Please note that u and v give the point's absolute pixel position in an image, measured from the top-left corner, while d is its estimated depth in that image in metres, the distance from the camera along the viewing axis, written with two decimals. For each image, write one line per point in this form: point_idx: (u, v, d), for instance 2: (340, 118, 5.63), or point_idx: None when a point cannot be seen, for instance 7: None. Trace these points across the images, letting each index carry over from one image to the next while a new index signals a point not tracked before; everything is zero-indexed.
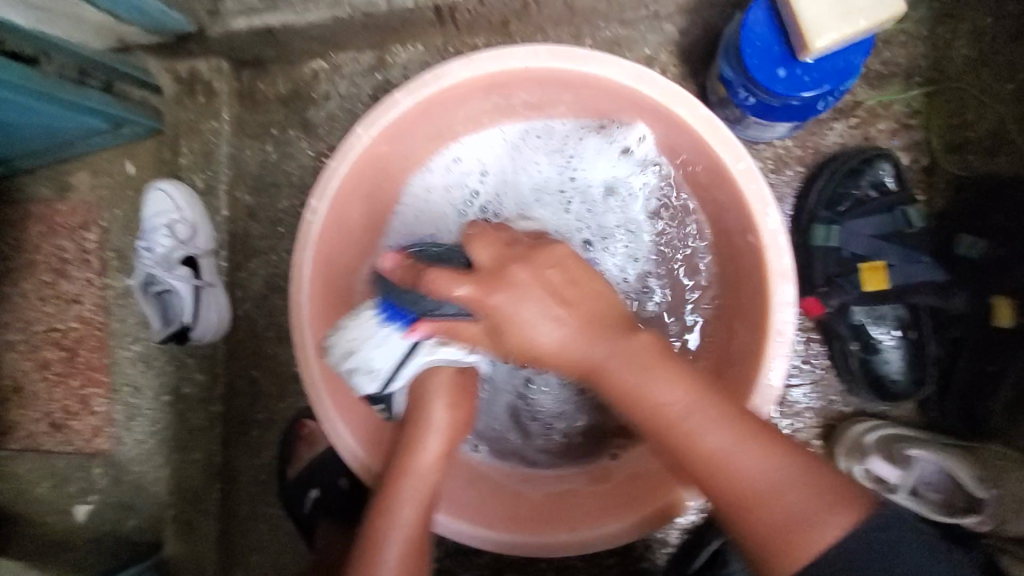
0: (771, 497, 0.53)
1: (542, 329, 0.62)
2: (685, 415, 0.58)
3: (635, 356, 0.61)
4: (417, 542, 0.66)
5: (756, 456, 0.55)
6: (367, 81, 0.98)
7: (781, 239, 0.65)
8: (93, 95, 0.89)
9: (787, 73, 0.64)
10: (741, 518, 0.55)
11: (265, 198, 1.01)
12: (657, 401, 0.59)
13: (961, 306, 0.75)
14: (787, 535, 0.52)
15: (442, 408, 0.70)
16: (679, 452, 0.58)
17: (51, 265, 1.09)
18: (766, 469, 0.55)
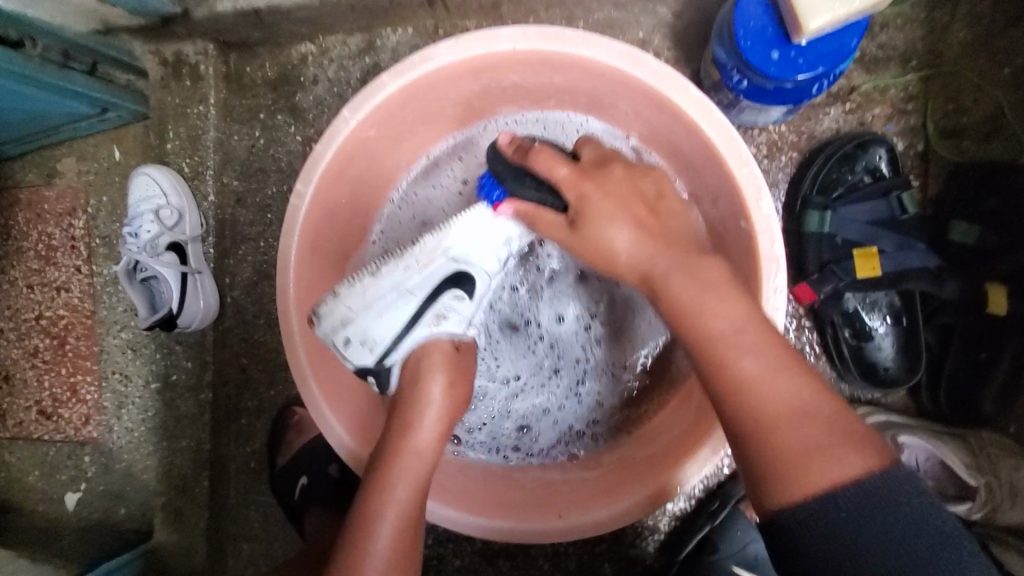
0: (800, 420, 0.51)
1: (617, 233, 0.61)
2: (735, 331, 0.55)
3: (698, 273, 0.57)
4: (407, 526, 0.65)
5: (793, 382, 0.52)
6: (356, 64, 0.96)
7: (773, 224, 0.64)
8: (78, 78, 0.88)
9: (781, 55, 0.63)
10: (760, 440, 0.52)
11: (253, 184, 0.99)
12: (708, 321, 0.55)
13: (953, 294, 0.74)
14: (802, 463, 0.50)
15: (440, 384, 0.69)
16: (711, 369, 0.55)
17: (38, 252, 1.08)
18: (797, 398, 0.52)
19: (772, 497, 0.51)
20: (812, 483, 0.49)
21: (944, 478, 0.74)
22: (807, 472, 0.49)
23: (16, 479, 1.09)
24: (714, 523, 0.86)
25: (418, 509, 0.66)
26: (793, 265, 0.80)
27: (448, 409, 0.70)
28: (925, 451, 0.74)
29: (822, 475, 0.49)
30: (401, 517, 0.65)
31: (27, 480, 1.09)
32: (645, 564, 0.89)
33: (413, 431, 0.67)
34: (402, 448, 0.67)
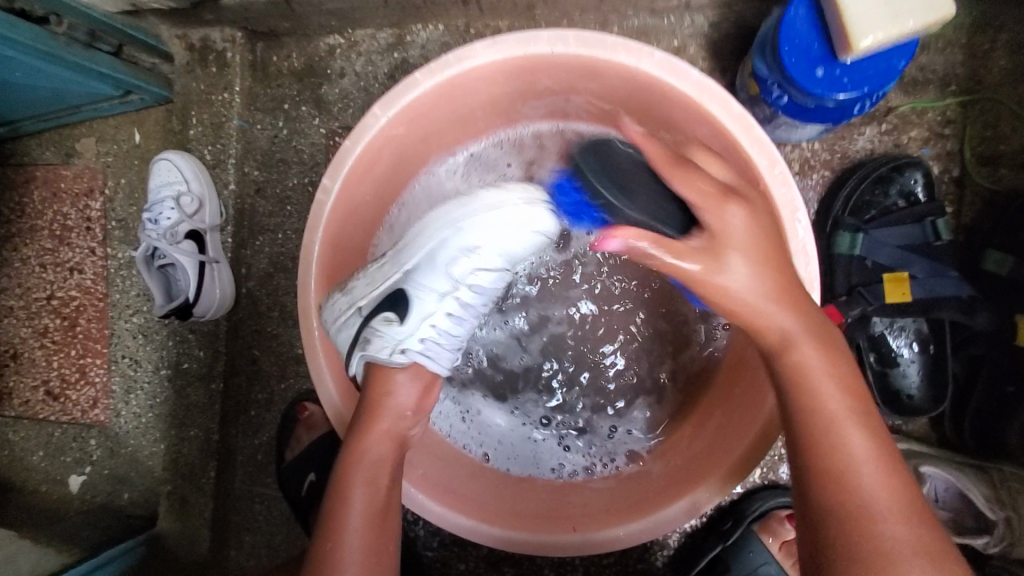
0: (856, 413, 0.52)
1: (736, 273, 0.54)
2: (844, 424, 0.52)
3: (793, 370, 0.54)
4: (375, 528, 0.63)
5: (902, 520, 0.47)
6: (384, 59, 0.95)
7: (810, 248, 0.62)
8: (104, 60, 0.87)
9: (826, 74, 0.62)
10: (828, 515, 0.49)
11: (274, 175, 0.98)
12: (849, 441, 0.51)
13: (984, 325, 0.72)
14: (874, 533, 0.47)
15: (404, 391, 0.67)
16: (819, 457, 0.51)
17: (53, 231, 1.07)
18: (908, 532, 0.47)
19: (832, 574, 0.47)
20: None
21: (962, 509, 0.73)
22: (883, 563, 0.46)
23: (20, 458, 1.09)
24: (726, 544, 0.84)
25: (388, 514, 0.64)
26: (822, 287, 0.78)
27: (415, 411, 0.68)
28: (945, 482, 0.73)
29: (880, 548, 0.47)
30: (368, 513, 0.62)
31: (32, 459, 1.08)
32: None
33: (376, 428, 0.65)
34: (370, 448, 0.64)
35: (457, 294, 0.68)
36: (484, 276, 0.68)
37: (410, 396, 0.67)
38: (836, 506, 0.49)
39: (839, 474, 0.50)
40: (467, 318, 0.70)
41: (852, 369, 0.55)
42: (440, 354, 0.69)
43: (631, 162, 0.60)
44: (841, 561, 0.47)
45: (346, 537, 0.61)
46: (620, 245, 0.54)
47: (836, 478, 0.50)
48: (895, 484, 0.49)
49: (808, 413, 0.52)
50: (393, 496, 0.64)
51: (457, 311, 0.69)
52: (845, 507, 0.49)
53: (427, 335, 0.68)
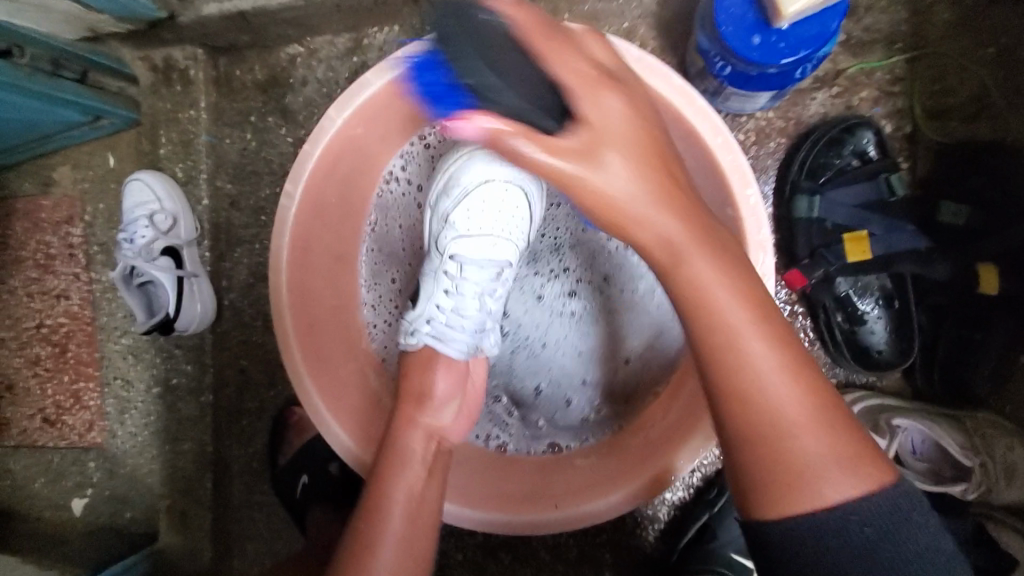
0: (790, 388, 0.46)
1: (611, 169, 0.46)
2: (755, 346, 0.47)
3: (724, 263, 0.49)
4: (415, 521, 0.60)
5: (803, 411, 0.46)
6: (344, 64, 0.97)
7: (761, 212, 0.63)
8: (69, 86, 0.89)
9: (763, 41, 0.63)
10: (749, 450, 0.47)
11: (246, 186, 1.00)
12: (746, 354, 0.47)
13: (943, 274, 0.74)
14: (807, 472, 0.45)
15: (440, 375, 0.68)
16: (746, 411, 0.47)
17: (36, 261, 1.09)
18: (821, 444, 0.46)
19: (760, 506, 0.47)
20: (803, 502, 0.45)
21: (938, 458, 0.74)
22: (811, 482, 0.45)
23: (23, 486, 1.10)
24: (713, 511, 0.86)
25: (432, 508, 0.62)
26: (785, 252, 0.80)
27: (451, 398, 0.68)
28: (919, 433, 0.74)
29: (817, 494, 0.45)
30: (409, 508, 0.60)
31: (34, 487, 1.10)
32: (644, 553, 0.90)
33: (417, 421, 0.65)
34: (410, 445, 0.64)
35: (448, 270, 0.70)
36: (474, 251, 0.70)
37: (446, 386, 0.68)
38: (743, 438, 0.47)
39: (741, 401, 0.47)
40: (479, 297, 0.70)
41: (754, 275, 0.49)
42: (452, 328, 0.69)
43: (496, 44, 0.45)
44: (784, 491, 0.45)
45: (384, 537, 0.58)
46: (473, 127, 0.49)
47: (740, 406, 0.46)
48: (811, 395, 0.46)
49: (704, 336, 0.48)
50: (434, 494, 0.63)
51: (462, 286, 0.70)
52: (755, 433, 0.46)
53: (433, 317, 0.70)
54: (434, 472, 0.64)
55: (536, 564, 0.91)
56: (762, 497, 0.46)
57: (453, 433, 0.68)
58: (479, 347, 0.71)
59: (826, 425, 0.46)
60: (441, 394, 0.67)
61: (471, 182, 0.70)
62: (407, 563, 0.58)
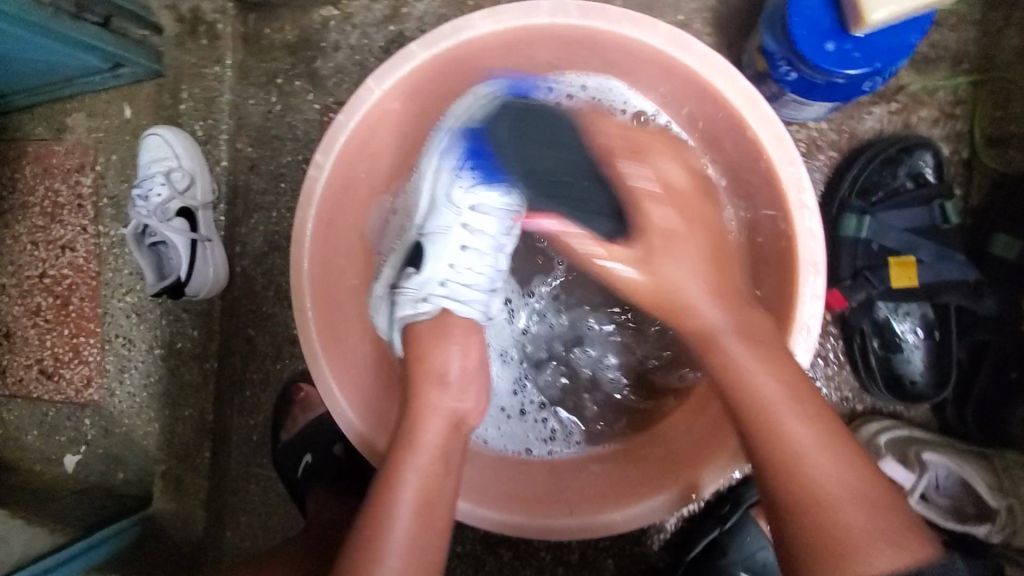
0: (814, 438, 0.51)
1: (695, 292, 0.57)
2: (778, 400, 0.52)
3: (753, 328, 0.56)
4: (425, 520, 0.56)
5: (802, 419, 0.51)
6: (380, 33, 0.93)
7: (817, 232, 0.60)
8: (94, 32, 0.84)
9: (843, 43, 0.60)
10: (783, 484, 0.50)
11: (267, 151, 0.97)
12: (756, 385, 0.53)
13: (990, 310, 0.71)
14: (844, 539, 0.46)
15: (457, 356, 0.64)
16: (766, 443, 0.52)
17: (43, 209, 1.05)
18: (866, 516, 0.47)
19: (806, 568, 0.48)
20: (847, 574, 0.46)
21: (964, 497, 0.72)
22: (853, 553, 0.46)
23: (16, 438, 1.07)
24: (724, 528, 0.84)
25: (445, 496, 0.58)
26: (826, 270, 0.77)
27: (470, 382, 0.64)
28: (948, 470, 0.71)
29: (857, 568, 0.45)
30: (428, 498, 0.57)
31: (27, 439, 1.07)
32: (647, 561, 0.89)
33: (432, 406, 0.61)
34: (418, 432, 0.59)
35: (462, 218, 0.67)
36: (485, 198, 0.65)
37: (463, 366, 0.64)
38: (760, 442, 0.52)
39: (766, 415, 0.52)
40: (492, 253, 0.68)
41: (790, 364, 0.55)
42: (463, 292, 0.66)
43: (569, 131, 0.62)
44: (823, 557, 0.47)
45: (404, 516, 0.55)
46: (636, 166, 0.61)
47: (777, 475, 0.51)
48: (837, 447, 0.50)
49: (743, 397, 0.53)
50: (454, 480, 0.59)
51: (475, 244, 0.67)
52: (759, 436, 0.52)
53: (445, 277, 0.66)
54: (450, 465, 0.60)
55: (535, 563, 0.90)
56: (819, 557, 0.47)
57: (476, 415, 0.64)
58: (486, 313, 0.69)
59: (813, 413, 0.52)
60: (454, 368, 0.63)
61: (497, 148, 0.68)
62: (419, 563, 0.54)
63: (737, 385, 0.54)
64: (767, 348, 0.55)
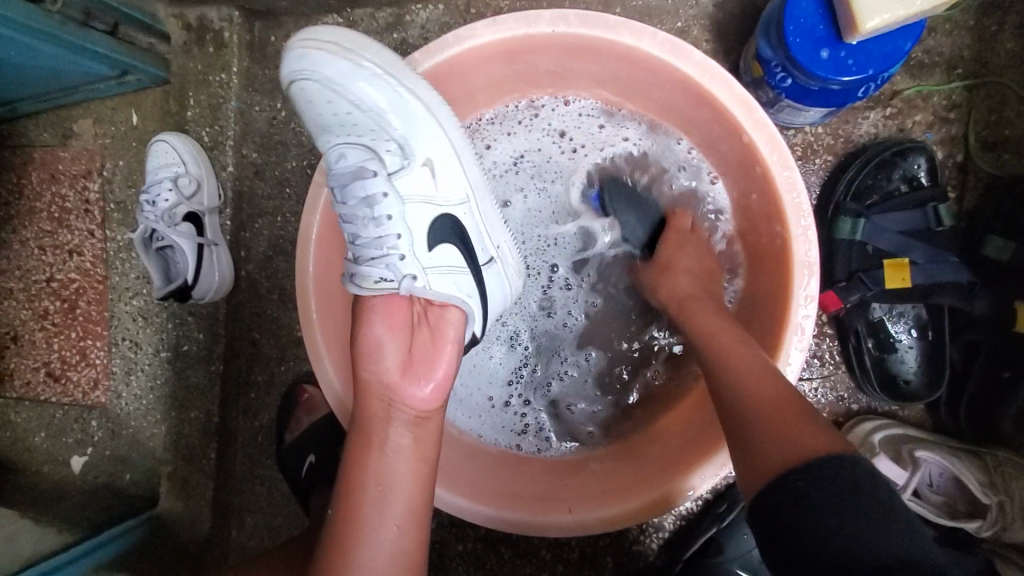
0: (757, 374, 0.55)
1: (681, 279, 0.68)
2: (733, 341, 0.58)
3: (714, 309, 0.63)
4: (410, 498, 0.60)
5: (793, 416, 0.52)
6: (382, 40, 0.94)
7: (812, 234, 0.62)
8: (100, 39, 0.86)
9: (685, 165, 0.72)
10: (782, 491, 0.49)
11: (273, 157, 0.98)
12: (712, 329, 0.60)
13: (984, 310, 0.72)
14: (781, 438, 0.50)
15: (375, 323, 0.63)
16: (718, 365, 0.58)
17: (51, 214, 1.07)
18: (797, 422, 0.51)
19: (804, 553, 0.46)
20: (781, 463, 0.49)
21: (956, 493, 0.74)
22: (780, 448, 0.49)
23: (22, 439, 1.09)
24: (720, 526, 0.86)
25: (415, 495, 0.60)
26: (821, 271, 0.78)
27: (388, 346, 0.62)
28: (939, 467, 0.73)
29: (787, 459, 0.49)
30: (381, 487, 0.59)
31: (33, 440, 1.08)
32: (646, 560, 0.90)
33: (390, 404, 0.61)
34: (368, 406, 0.61)
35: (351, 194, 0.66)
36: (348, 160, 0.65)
37: (383, 330, 0.63)
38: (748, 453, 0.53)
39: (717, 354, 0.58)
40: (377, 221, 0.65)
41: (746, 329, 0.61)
42: (366, 257, 0.65)
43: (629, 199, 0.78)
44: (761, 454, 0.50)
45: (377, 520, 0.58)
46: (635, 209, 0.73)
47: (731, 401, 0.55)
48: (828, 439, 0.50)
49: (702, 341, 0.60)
50: (423, 470, 0.61)
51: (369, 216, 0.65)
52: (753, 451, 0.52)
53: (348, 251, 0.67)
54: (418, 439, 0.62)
55: (536, 562, 0.91)
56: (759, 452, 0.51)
57: (402, 386, 0.62)
58: (393, 280, 0.65)
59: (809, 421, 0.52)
60: (377, 333, 0.63)
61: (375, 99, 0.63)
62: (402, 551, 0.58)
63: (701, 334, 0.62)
64: (731, 320, 0.62)
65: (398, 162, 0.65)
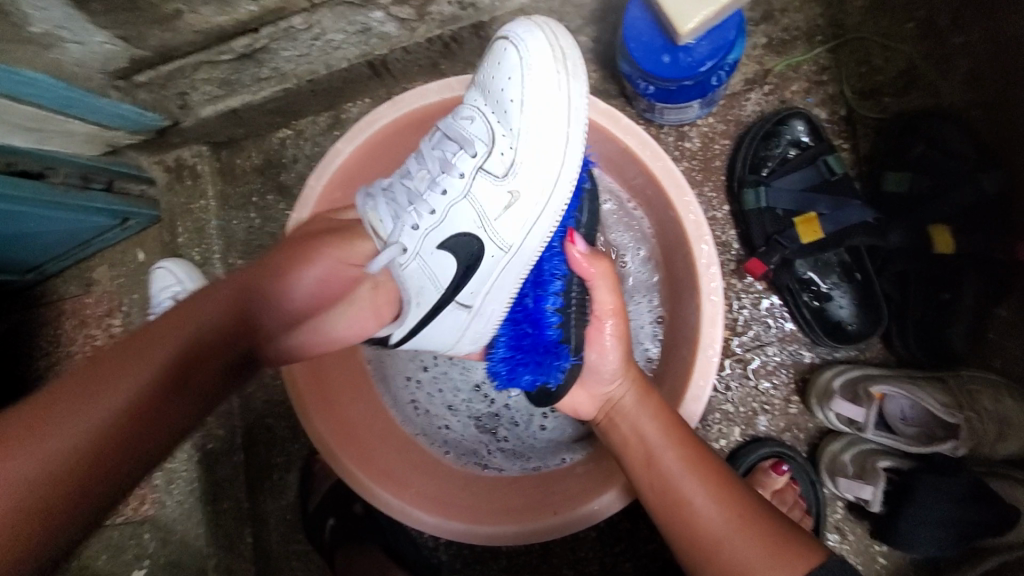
0: (693, 470, 0.61)
1: (598, 355, 0.69)
2: (661, 445, 0.63)
3: (647, 401, 0.67)
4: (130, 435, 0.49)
5: (702, 488, 0.60)
6: (328, 138, 1.09)
7: (695, 212, 0.69)
8: (99, 197, 1.01)
9: (555, 320, 0.69)
10: (665, 513, 0.61)
11: (256, 260, 1.11)
12: (644, 432, 0.65)
13: (898, 242, 0.77)
14: (721, 544, 0.57)
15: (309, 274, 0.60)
16: (654, 478, 0.62)
17: (84, 353, 1.21)
18: (728, 520, 0.58)
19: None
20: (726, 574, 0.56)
21: (930, 422, 0.74)
22: (725, 560, 0.56)
23: None
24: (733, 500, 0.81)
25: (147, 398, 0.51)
26: (745, 242, 0.84)
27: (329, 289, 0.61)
28: (906, 399, 0.75)
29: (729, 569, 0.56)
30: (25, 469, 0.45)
31: None
32: (663, 555, 0.93)
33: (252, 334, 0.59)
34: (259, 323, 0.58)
35: (458, 160, 0.66)
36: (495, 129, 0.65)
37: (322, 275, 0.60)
38: (657, 491, 0.62)
39: (653, 463, 0.63)
40: (472, 218, 0.66)
41: (678, 418, 0.66)
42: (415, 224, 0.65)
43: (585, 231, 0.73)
44: (703, 558, 0.58)
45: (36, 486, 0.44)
46: (583, 246, 0.67)
47: (671, 504, 0.60)
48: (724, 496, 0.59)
49: (643, 448, 0.64)
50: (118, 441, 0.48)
51: (464, 208, 0.66)
52: (664, 496, 0.61)
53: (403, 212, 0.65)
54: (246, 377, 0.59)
55: None
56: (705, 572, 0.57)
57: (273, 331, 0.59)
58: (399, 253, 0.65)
59: (701, 467, 0.61)
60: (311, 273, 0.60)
61: (522, 123, 0.64)
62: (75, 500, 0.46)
63: (628, 437, 0.66)
64: (661, 410, 0.66)
65: (494, 172, 0.65)
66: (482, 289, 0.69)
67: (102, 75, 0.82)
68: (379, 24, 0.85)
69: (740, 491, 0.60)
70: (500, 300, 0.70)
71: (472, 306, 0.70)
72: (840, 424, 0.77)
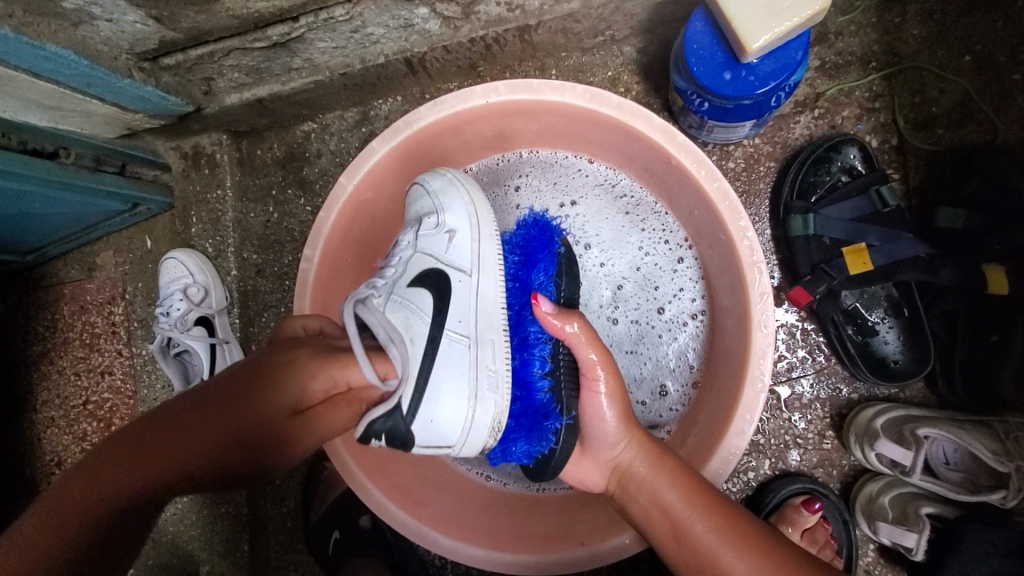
0: (725, 539, 0.56)
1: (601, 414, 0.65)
2: (688, 513, 0.58)
3: (664, 464, 0.62)
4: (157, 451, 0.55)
5: (739, 559, 0.55)
6: (354, 135, 1.06)
7: (753, 239, 0.65)
8: (111, 180, 0.96)
9: (544, 383, 0.68)
10: None
11: (270, 255, 1.07)
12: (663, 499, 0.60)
13: (950, 278, 0.75)
14: None
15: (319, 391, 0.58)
16: (685, 552, 0.57)
17: (82, 341, 1.16)
18: None
19: None
20: None
21: (976, 469, 0.71)
22: None
23: None
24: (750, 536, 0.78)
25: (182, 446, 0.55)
26: (788, 270, 0.81)
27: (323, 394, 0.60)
28: (951, 442, 0.72)
29: None
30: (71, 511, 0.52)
31: None
32: None
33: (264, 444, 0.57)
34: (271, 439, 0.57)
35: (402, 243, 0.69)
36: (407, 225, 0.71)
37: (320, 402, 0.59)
38: (695, 567, 0.57)
39: (679, 535, 0.58)
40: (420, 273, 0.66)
41: (697, 479, 0.61)
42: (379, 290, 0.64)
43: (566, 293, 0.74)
44: None
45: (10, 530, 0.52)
46: (551, 307, 0.64)
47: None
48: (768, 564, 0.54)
49: (664, 519, 0.59)
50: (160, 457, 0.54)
51: (416, 265, 0.67)
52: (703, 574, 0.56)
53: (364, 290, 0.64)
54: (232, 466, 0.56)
55: None
56: None
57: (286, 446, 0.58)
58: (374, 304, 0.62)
59: (733, 535, 0.56)
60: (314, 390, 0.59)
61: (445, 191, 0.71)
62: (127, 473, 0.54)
63: (645, 507, 0.62)
64: (681, 474, 0.62)
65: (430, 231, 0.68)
66: (470, 317, 0.66)
67: (127, 55, 0.78)
68: (422, 21, 0.81)
69: (785, 557, 0.54)
70: (496, 328, 0.67)
71: (471, 336, 0.65)
72: (881, 465, 0.74)
